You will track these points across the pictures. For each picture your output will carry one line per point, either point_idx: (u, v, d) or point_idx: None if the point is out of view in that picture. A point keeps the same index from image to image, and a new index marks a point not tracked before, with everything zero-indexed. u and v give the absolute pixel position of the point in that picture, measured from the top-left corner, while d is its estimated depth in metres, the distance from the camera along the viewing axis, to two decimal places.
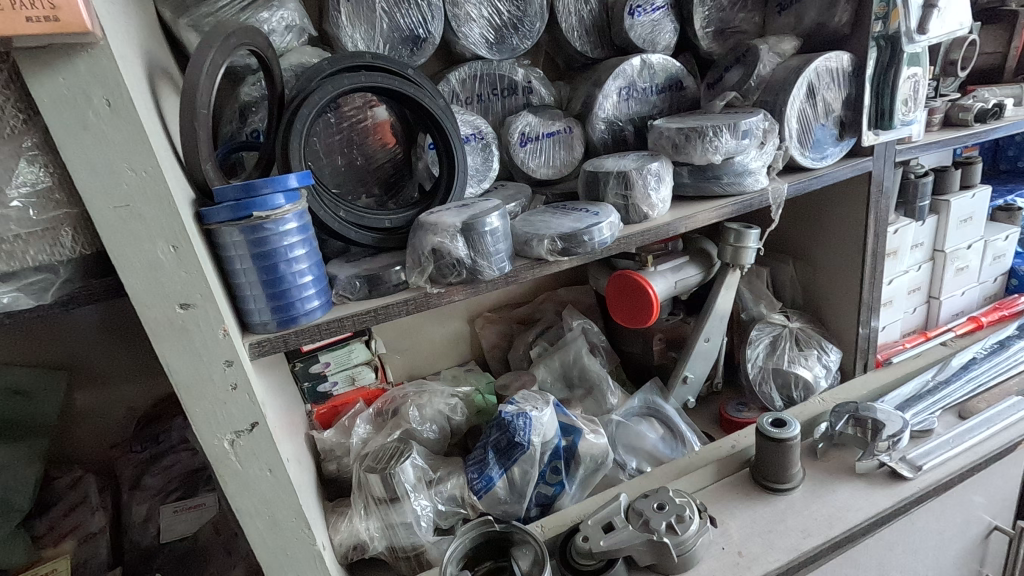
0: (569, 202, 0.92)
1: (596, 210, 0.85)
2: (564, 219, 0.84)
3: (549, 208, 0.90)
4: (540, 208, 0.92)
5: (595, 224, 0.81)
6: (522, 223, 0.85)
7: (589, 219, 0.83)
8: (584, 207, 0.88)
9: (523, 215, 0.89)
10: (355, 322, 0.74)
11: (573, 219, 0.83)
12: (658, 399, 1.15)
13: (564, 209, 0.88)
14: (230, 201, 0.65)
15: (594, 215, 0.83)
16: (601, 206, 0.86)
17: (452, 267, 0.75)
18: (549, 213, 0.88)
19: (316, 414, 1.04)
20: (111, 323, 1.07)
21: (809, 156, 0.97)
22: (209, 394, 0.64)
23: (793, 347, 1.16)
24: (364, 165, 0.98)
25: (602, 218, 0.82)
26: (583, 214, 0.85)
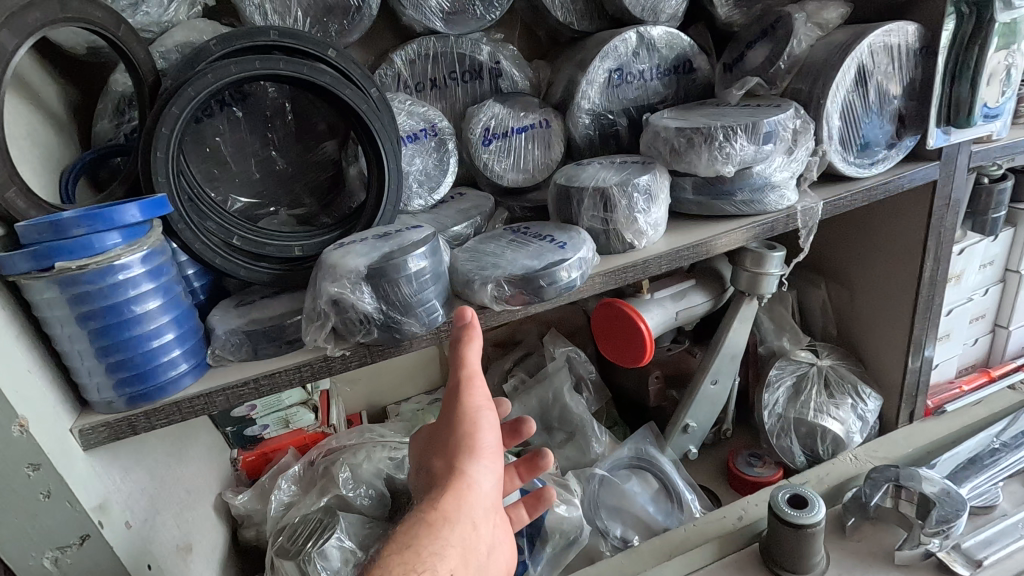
0: (538, 221, 0.72)
1: (566, 240, 0.65)
2: (521, 250, 0.64)
3: (510, 232, 0.70)
4: (499, 230, 0.71)
5: (558, 262, 0.61)
6: (467, 253, 0.65)
7: (553, 253, 0.62)
8: (552, 233, 0.67)
9: (474, 241, 0.69)
10: (228, 397, 0.56)
11: (532, 253, 0.63)
12: (651, 450, 0.96)
13: (525, 234, 0.68)
14: (34, 244, 0.47)
15: (560, 247, 0.63)
16: (574, 233, 0.66)
17: (359, 324, 0.56)
18: (507, 240, 0.68)
19: (242, 462, 0.89)
20: None
21: (854, 161, 0.74)
22: (15, 504, 0.49)
23: (822, 392, 0.95)
24: (287, 171, 0.79)
25: (570, 252, 0.62)
26: (547, 244, 0.64)
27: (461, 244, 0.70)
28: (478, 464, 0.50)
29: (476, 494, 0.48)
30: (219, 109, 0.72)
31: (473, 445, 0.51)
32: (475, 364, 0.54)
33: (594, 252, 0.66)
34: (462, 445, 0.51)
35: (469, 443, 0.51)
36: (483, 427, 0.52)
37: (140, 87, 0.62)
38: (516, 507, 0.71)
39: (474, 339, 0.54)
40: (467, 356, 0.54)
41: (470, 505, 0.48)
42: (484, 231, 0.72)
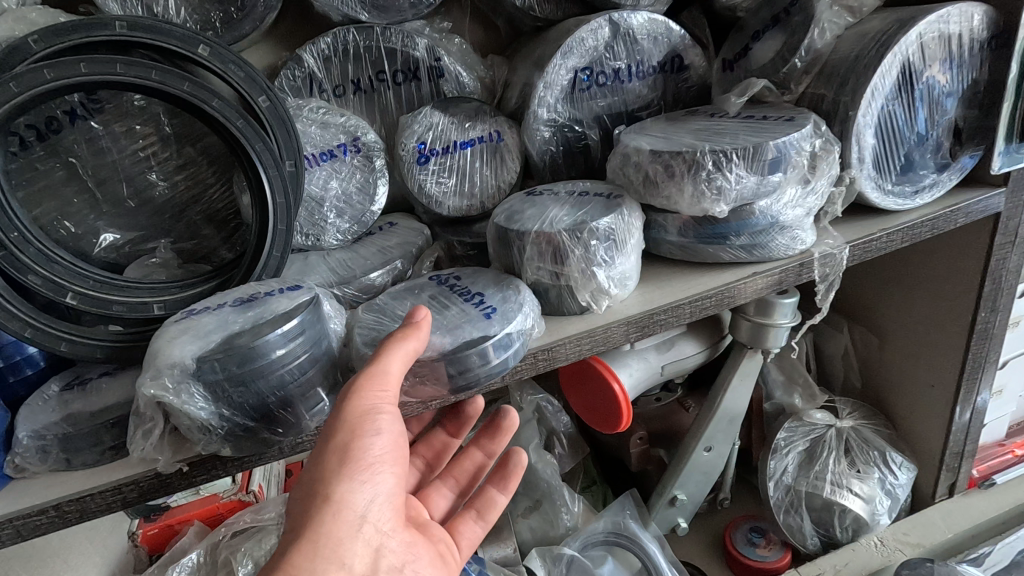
0: (477, 269, 0.55)
1: (496, 303, 0.48)
2: (434, 316, 0.48)
3: (435, 286, 0.53)
4: (424, 281, 0.54)
5: (482, 339, 0.45)
6: (365, 317, 0.49)
7: (473, 326, 0.46)
8: (483, 291, 0.50)
9: (384, 296, 0.52)
10: (19, 529, 0.41)
11: (446, 322, 0.47)
12: (633, 526, 0.79)
13: (450, 289, 0.52)
14: None
15: (484, 316, 0.46)
16: (511, 292, 0.49)
17: (198, 432, 0.41)
18: (425, 298, 0.51)
19: (142, 535, 0.75)
20: None
21: (893, 189, 0.57)
22: None
23: (841, 461, 0.78)
24: (174, 196, 0.65)
25: (495, 326, 0.45)
26: (470, 309, 0.48)
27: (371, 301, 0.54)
28: (359, 481, 0.38)
29: (352, 528, 0.37)
30: (69, 121, 0.58)
31: (355, 460, 0.38)
32: (393, 363, 0.40)
33: (536, 318, 0.49)
34: (340, 461, 0.38)
35: (351, 459, 0.38)
36: (376, 438, 0.39)
37: None
38: (485, 491, 0.58)
39: (413, 341, 0.41)
40: (385, 358, 0.40)
41: (341, 541, 0.36)
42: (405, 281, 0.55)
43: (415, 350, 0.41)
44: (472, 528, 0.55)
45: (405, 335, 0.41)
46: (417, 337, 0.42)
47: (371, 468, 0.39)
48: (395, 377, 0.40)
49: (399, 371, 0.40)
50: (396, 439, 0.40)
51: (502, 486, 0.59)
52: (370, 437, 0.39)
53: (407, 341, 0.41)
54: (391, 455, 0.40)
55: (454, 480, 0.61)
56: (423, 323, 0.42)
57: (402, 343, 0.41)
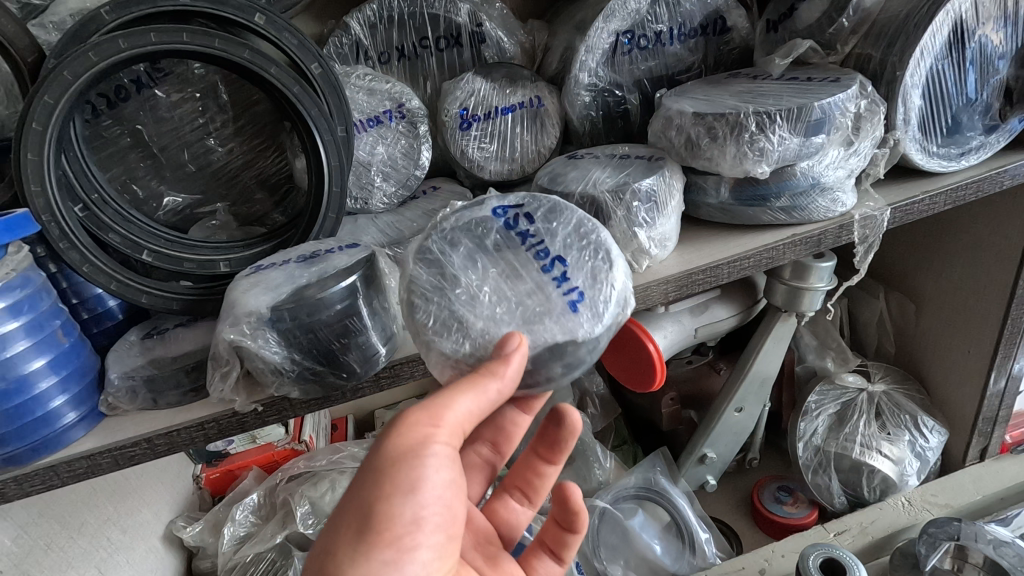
0: (554, 205, 0.44)
1: (584, 285, 0.40)
2: (497, 292, 0.40)
3: (504, 233, 0.43)
4: (486, 214, 0.44)
5: (576, 339, 0.39)
6: (424, 280, 0.40)
7: (562, 320, 0.39)
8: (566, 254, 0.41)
9: (433, 237, 0.42)
10: (117, 458, 0.46)
11: (522, 314, 0.39)
12: (662, 481, 0.83)
13: (519, 243, 0.42)
14: None
15: (570, 307, 0.39)
16: (600, 265, 0.41)
17: (271, 375, 0.45)
18: (494, 263, 0.41)
19: (205, 479, 0.82)
20: None
21: (937, 152, 0.56)
22: None
23: (873, 424, 0.79)
24: (230, 160, 0.68)
25: (585, 326, 0.39)
26: (552, 291, 0.40)
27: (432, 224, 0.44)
28: (385, 562, 0.35)
29: None
30: (136, 90, 0.61)
31: (385, 532, 0.35)
32: (454, 413, 0.36)
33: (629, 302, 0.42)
34: (367, 534, 0.35)
35: (378, 530, 0.35)
36: (409, 503, 0.36)
37: (19, 70, 0.51)
38: (556, 529, 0.52)
39: (492, 387, 0.36)
40: (444, 406, 0.36)
41: None
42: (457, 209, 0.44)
43: (487, 393, 0.37)
44: (549, 567, 0.53)
45: (479, 377, 0.36)
46: (499, 376, 0.36)
47: (401, 540, 0.35)
48: (450, 417, 0.36)
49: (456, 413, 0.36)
50: (435, 502, 0.37)
51: (573, 522, 0.50)
52: (404, 506, 0.36)
53: (483, 386, 0.36)
54: (424, 521, 0.36)
55: (521, 493, 0.54)
56: (510, 365, 0.36)
57: (473, 389, 0.36)
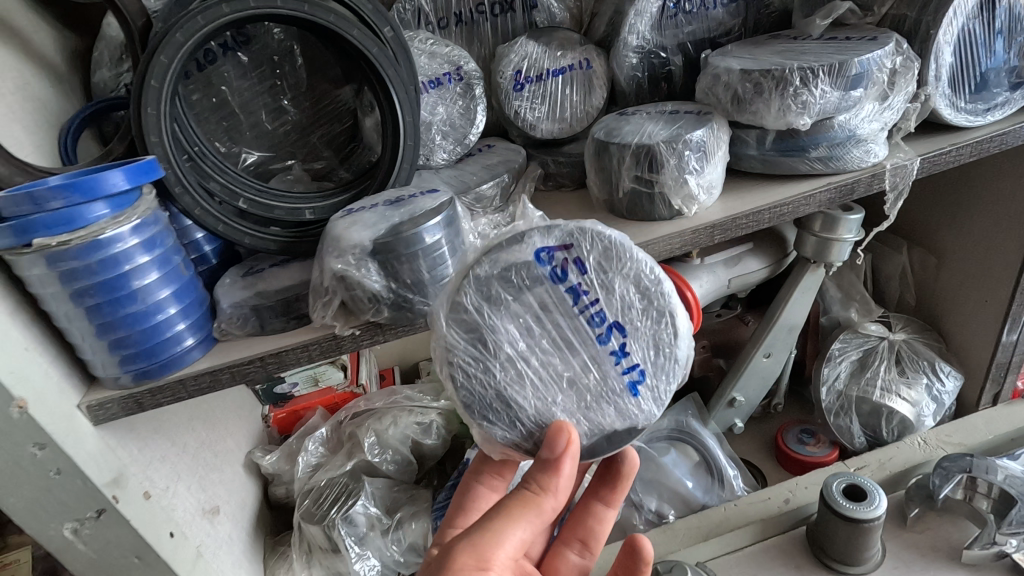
0: (607, 251, 0.47)
1: (644, 363, 0.47)
2: (549, 371, 0.46)
3: (557, 287, 0.46)
4: (533, 261, 0.46)
5: (639, 423, 0.47)
6: (464, 349, 0.46)
7: (616, 403, 0.47)
8: (623, 323, 0.47)
9: (468, 288, 0.46)
10: (234, 374, 0.53)
11: (580, 398, 0.47)
12: (693, 423, 0.89)
13: (572, 310, 0.46)
14: (12, 217, 0.44)
15: (631, 390, 0.47)
16: (657, 342, 0.47)
17: (369, 302, 0.51)
18: (547, 333, 0.46)
19: (273, 418, 0.89)
20: None
21: (965, 107, 0.61)
22: (20, 483, 0.47)
23: (893, 370, 0.85)
24: (302, 121, 0.74)
25: (644, 408, 0.48)
26: (614, 373, 0.47)
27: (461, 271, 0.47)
28: None
29: None
30: (221, 53, 0.67)
31: None
32: (511, 537, 0.42)
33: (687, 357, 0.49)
34: None
35: None
36: None
37: (130, 34, 0.56)
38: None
39: (544, 506, 0.44)
40: (505, 530, 0.42)
41: None
42: (493, 251, 0.46)
43: (543, 506, 0.44)
44: None
45: (538, 499, 0.44)
46: (557, 489, 0.44)
47: None
48: (509, 541, 0.42)
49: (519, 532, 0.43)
50: None
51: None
52: None
53: (540, 504, 0.44)
54: None
55: (580, 542, 0.58)
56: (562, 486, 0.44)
57: (528, 512, 0.43)
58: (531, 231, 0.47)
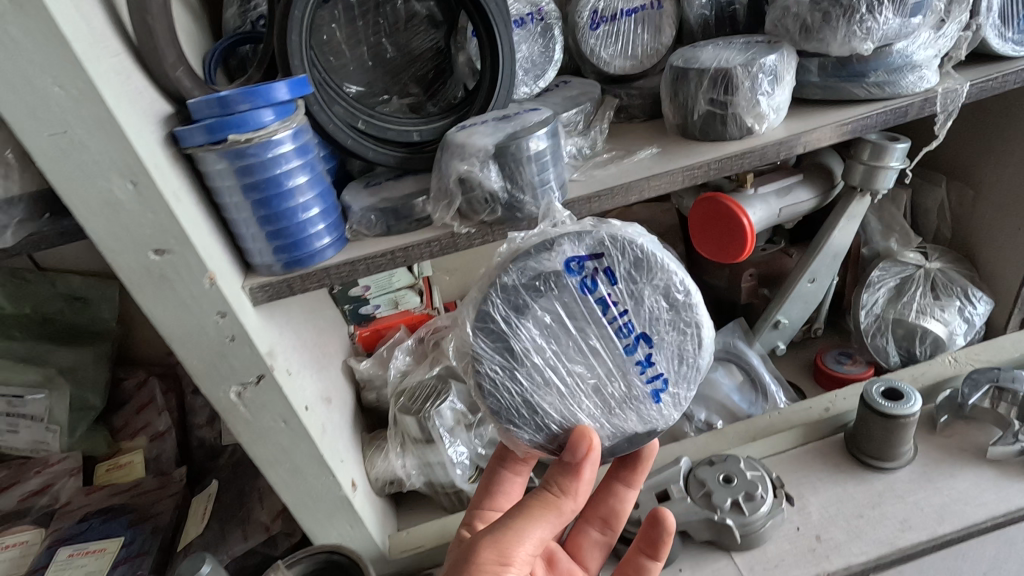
0: (632, 265, 0.54)
1: (668, 372, 0.57)
2: (575, 381, 0.56)
3: (586, 297, 0.55)
4: (564, 274, 0.54)
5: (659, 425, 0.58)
6: (494, 359, 0.55)
7: (636, 408, 0.57)
8: (649, 337, 0.56)
9: (496, 299, 0.55)
10: (368, 265, 0.62)
11: (605, 405, 0.56)
12: (740, 344, 0.98)
13: (599, 324, 0.55)
14: (204, 119, 0.53)
15: (654, 396, 0.57)
16: (679, 355, 0.57)
17: (484, 202, 0.60)
18: (571, 345, 0.55)
19: (358, 337, 0.97)
20: None
21: (1011, 39, 0.67)
22: (204, 346, 0.57)
23: (927, 295, 0.92)
24: (397, 58, 0.81)
25: (664, 411, 0.58)
26: (641, 381, 0.56)
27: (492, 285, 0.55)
28: None
29: None
30: None
31: None
32: (536, 531, 0.53)
33: (707, 365, 0.58)
34: None
35: None
36: None
37: None
38: (636, 557, 0.63)
39: (563, 506, 0.55)
40: (531, 524, 0.53)
41: None
42: (521, 260, 0.54)
43: (563, 506, 0.55)
44: None
45: (559, 499, 0.55)
46: (575, 489, 0.55)
47: None
48: (535, 533, 0.53)
49: (543, 525, 0.53)
50: None
51: (655, 550, 0.61)
52: None
53: (560, 504, 0.54)
54: None
55: (602, 521, 0.72)
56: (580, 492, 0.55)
57: (552, 510, 0.54)
58: (562, 238, 0.54)
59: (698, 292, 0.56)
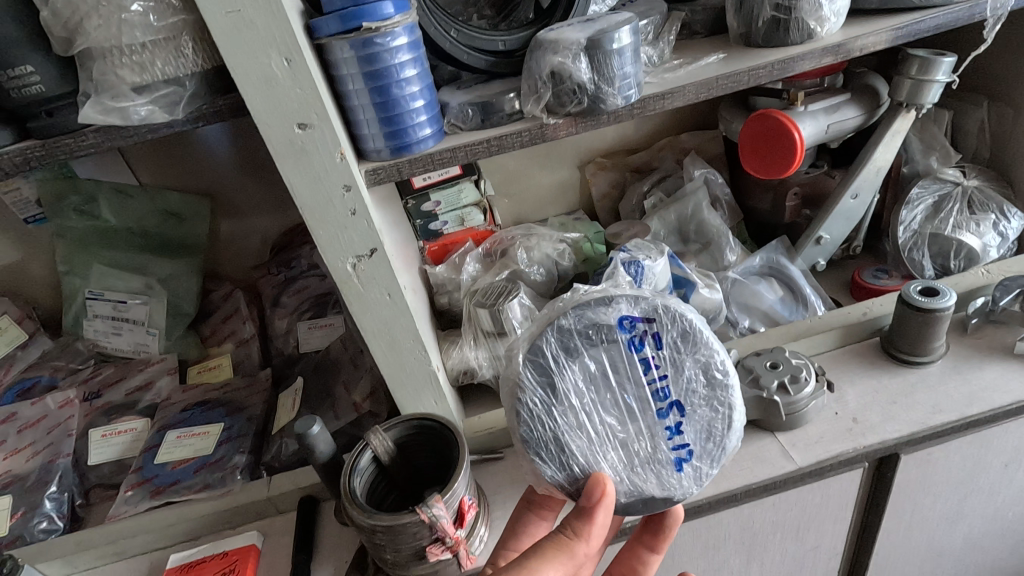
0: (678, 336, 0.62)
1: (693, 443, 0.64)
2: (604, 432, 0.63)
3: (631, 355, 0.63)
4: (616, 328, 0.63)
5: (675, 492, 0.64)
6: (538, 392, 0.63)
7: (656, 470, 0.64)
8: (682, 405, 0.63)
9: (551, 337, 0.63)
10: (467, 153, 0.70)
11: (629, 459, 0.63)
12: (783, 260, 1.04)
13: (640, 384, 0.63)
14: (338, 10, 0.62)
15: (674, 463, 0.63)
16: (706, 432, 0.64)
17: (571, 94, 0.68)
18: (608, 397, 0.63)
19: (428, 250, 1.05)
20: (247, 159, 1.13)
21: None
22: (330, 217, 0.66)
23: (964, 210, 0.98)
24: None
25: (682, 480, 0.64)
26: (666, 447, 0.63)
27: (546, 329, 0.64)
28: None
29: None
30: None
31: None
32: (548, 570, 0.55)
33: (732, 446, 0.65)
34: None
35: None
36: None
37: None
38: None
39: (576, 547, 0.57)
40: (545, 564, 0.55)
41: None
42: (581, 309, 0.62)
43: (576, 549, 0.57)
44: None
45: (574, 539, 0.57)
46: (589, 533, 0.58)
47: None
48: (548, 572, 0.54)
49: (557, 566, 0.55)
50: None
51: None
52: None
53: (574, 546, 0.57)
54: None
55: None
56: (591, 537, 0.58)
57: (566, 551, 0.57)
58: (620, 298, 0.63)
59: (734, 377, 0.64)
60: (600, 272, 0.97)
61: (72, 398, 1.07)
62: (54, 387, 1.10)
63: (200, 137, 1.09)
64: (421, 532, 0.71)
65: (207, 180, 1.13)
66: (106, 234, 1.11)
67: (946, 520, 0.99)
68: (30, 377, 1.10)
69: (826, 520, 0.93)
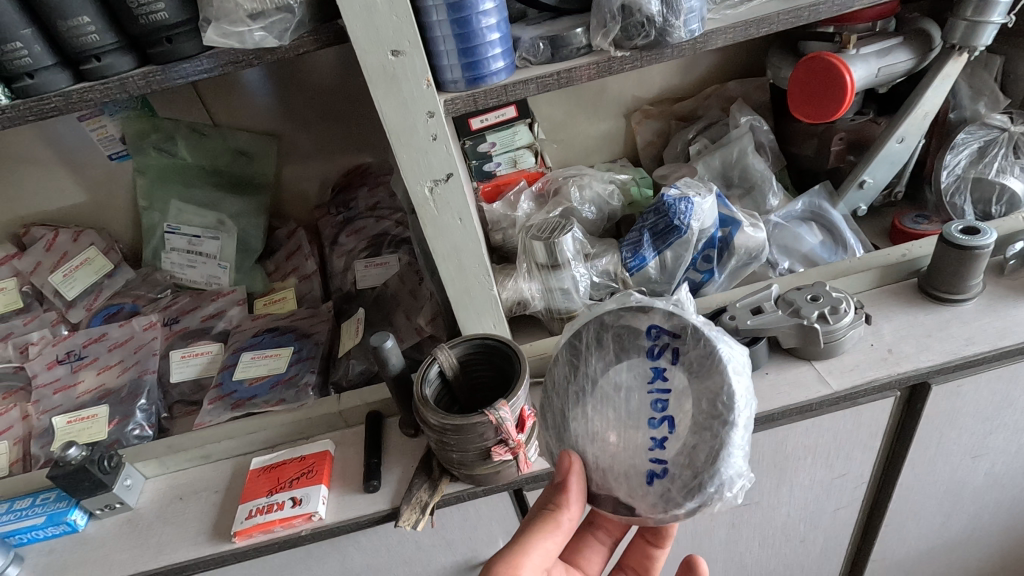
0: (699, 359, 0.61)
1: (669, 466, 0.60)
2: (596, 422, 0.63)
3: (648, 361, 0.63)
4: (641, 334, 0.64)
5: (640, 499, 0.61)
6: (563, 364, 0.67)
7: (629, 476, 0.62)
8: (674, 425, 0.61)
9: (588, 329, 0.67)
10: (538, 85, 0.75)
11: (609, 456, 0.62)
12: (824, 203, 1.09)
13: (643, 389, 0.63)
14: None
15: (646, 475, 0.61)
16: (687, 460, 0.59)
17: (639, 27, 0.72)
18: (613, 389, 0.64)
19: (482, 191, 1.09)
20: (288, 106, 1.21)
21: None
22: (413, 142, 0.72)
23: (1008, 155, 1.01)
24: None
25: (648, 493, 0.60)
26: (646, 458, 0.61)
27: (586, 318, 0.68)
28: None
29: None
30: None
31: None
32: (535, 547, 0.62)
33: (715, 489, 0.59)
34: None
35: None
36: None
37: None
38: None
39: (558, 517, 0.63)
40: (530, 543, 0.62)
41: None
42: (620, 309, 0.66)
43: (560, 520, 0.63)
44: None
45: (557, 511, 0.63)
46: (569, 502, 0.63)
47: None
48: (535, 551, 0.62)
49: (542, 540, 0.63)
50: None
51: None
52: None
53: (557, 518, 0.63)
54: None
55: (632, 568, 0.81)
56: (573, 504, 0.63)
57: (551, 526, 0.63)
58: (654, 308, 0.65)
59: (740, 425, 0.59)
60: (649, 210, 1.03)
61: (155, 321, 1.17)
62: (137, 313, 1.20)
63: (254, 81, 1.17)
64: (487, 433, 0.80)
65: (267, 122, 1.22)
66: (181, 169, 1.22)
67: (969, 455, 1.04)
68: (115, 304, 1.21)
69: (854, 448, 0.99)
